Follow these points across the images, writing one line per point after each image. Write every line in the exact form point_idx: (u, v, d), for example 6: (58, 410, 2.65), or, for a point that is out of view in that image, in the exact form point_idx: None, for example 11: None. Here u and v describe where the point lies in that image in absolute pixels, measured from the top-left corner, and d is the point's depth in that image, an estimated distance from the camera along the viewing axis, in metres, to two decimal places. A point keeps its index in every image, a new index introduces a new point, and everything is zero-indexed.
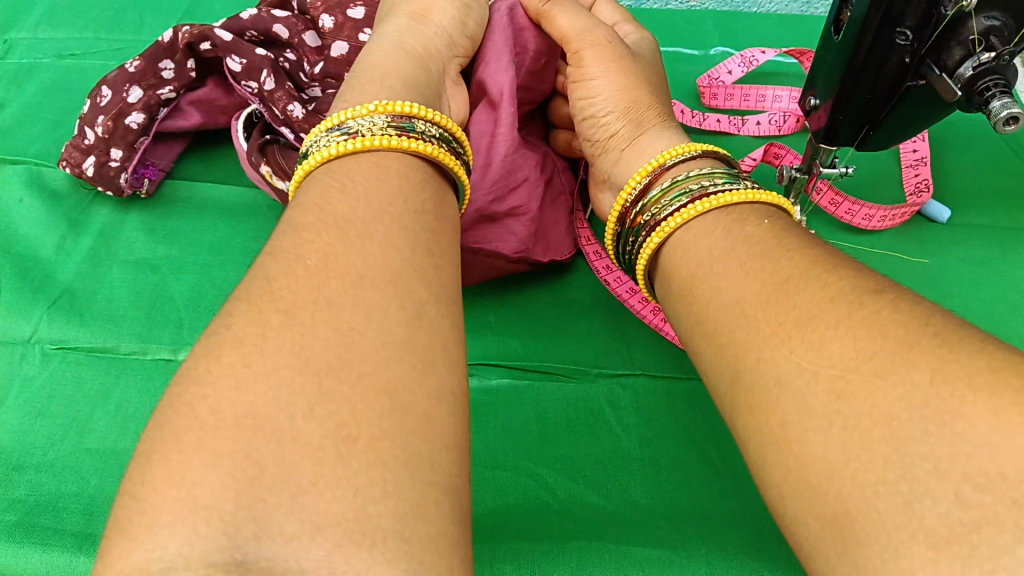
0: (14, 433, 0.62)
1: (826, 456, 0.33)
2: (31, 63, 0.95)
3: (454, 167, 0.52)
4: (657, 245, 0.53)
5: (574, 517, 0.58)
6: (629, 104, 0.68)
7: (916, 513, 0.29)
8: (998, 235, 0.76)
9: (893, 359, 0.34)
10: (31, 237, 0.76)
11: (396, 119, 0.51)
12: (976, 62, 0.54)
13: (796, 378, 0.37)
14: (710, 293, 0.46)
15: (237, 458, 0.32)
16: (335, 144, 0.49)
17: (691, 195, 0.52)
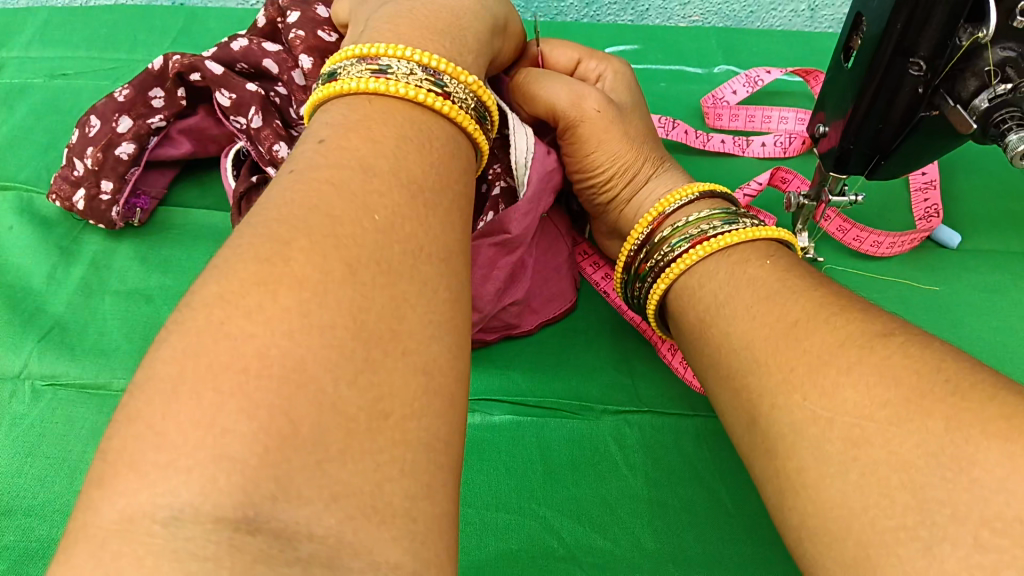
0: (4, 474, 0.62)
1: (844, 503, 0.33)
2: (22, 83, 0.95)
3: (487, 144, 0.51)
4: (662, 291, 0.54)
5: (580, 563, 0.58)
6: (627, 160, 0.70)
7: (936, 558, 0.29)
8: (1008, 260, 0.76)
9: (907, 408, 0.33)
10: (24, 267, 0.76)
11: (478, 104, 0.51)
12: (993, 93, 0.55)
13: (810, 426, 0.36)
14: (721, 334, 0.46)
15: (274, 412, 0.30)
16: (425, 90, 0.47)
17: (691, 239, 0.53)
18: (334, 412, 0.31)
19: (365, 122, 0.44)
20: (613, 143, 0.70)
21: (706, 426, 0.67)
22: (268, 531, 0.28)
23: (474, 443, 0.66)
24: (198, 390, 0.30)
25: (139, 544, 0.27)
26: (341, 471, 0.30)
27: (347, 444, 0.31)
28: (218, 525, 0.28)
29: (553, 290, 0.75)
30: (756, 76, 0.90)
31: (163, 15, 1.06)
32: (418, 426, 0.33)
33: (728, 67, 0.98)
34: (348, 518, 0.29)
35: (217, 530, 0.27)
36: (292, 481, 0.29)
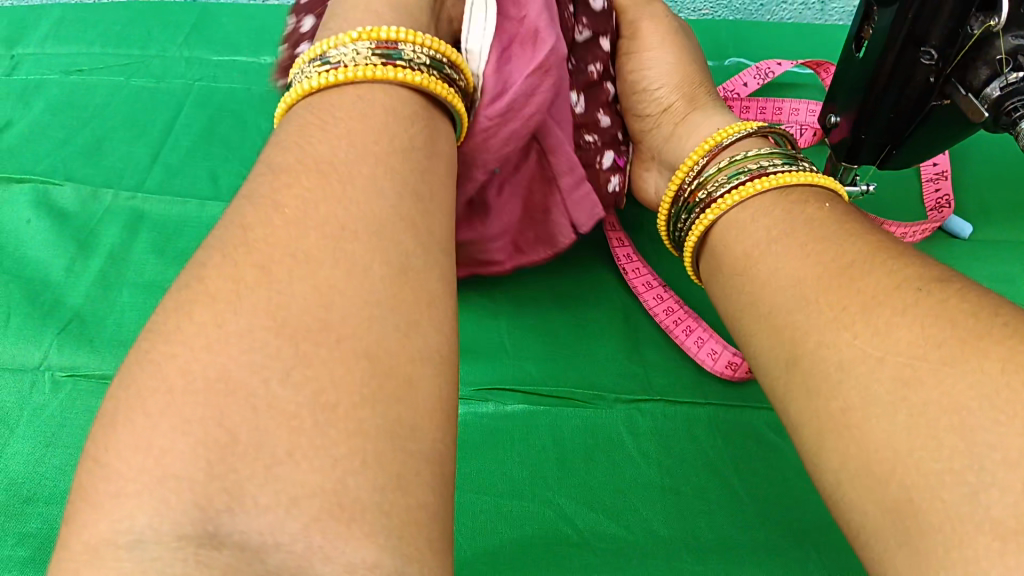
0: (26, 462, 0.63)
1: (891, 445, 0.33)
2: (38, 79, 0.95)
3: (448, 96, 0.48)
4: (711, 223, 0.53)
5: (593, 549, 0.58)
6: (682, 80, 0.72)
7: (983, 505, 0.29)
8: (1021, 250, 0.76)
9: (964, 348, 0.34)
10: (41, 258, 0.77)
11: (380, 46, 0.47)
12: (1004, 82, 0.55)
13: (859, 363, 0.37)
14: (766, 272, 0.46)
15: (208, 424, 0.30)
16: (370, 64, 0.46)
17: (750, 173, 0.52)
18: (272, 411, 0.31)
19: (311, 122, 0.44)
20: (674, 63, 0.73)
21: (720, 414, 0.68)
22: (231, 544, 0.28)
23: (491, 429, 0.66)
24: (157, 411, 0.31)
25: (108, 570, 0.27)
26: (294, 472, 0.30)
27: (293, 443, 0.31)
28: (183, 542, 0.28)
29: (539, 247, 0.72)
30: (767, 67, 0.91)
31: (177, 10, 1.06)
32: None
33: (740, 59, 0.98)
34: (313, 520, 0.30)
35: (182, 546, 0.27)
36: (244, 487, 0.30)
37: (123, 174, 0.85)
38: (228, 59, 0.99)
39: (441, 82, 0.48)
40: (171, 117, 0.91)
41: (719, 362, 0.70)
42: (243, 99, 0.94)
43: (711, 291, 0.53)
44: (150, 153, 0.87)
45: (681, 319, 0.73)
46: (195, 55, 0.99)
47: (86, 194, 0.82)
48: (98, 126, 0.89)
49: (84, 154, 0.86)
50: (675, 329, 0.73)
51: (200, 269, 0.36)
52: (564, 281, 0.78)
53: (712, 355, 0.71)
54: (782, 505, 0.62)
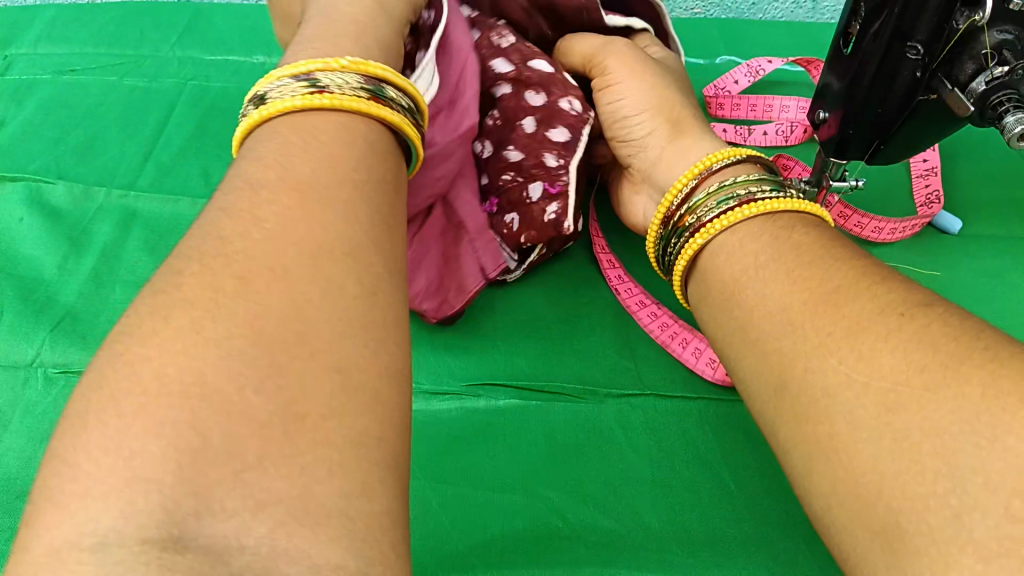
0: (19, 460, 0.63)
1: (876, 468, 0.34)
2: (32, 79, 0.95)
3: (414, 141, 0.50)
4: (700, 246, 0.53)
5: (585, 542, 0.59)
6: (656, 100, 0.69)
7: (966, 526, 0.30)
8: (1010, 246, 0.76)
9: (943, 375, 0.34)
10: (33, 257, 0.77)
11: (366, 82, 0.49)
12: (989, 76, 0.56)
13: (845, 390, 0.37)
14: (754, 299, 0.46)
15: (180, 428, 0.30)
16: (341, 95, 0.47)
17: (738, 199, 0.52)
18: (244, 421, 0.31)
19: (292, 142, 0.44)
20: (648, 86, 0.71)
21: (710, 407, 0.68)
22: (195, 548, 0.28)
23: (482, 423, 0.67)
24: (119, 415, 0.31)
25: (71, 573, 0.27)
26: (264, 480, 0.30)
27: (264, 449, 0.31)
28: (145, 546, 0.27)
29: (491, 245, 0.72)
30: (756, 65, 0.91)
31: (170, 10, 1.05)
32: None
33: (730, 57, 0.98)
34: (278, 523, 0.30)
35: (144, 552, 0.27)
36: (212, 494, 0.29)
37: (115, 173, 0.84)
38: (221, 59, 0.99)
39: (412, 126, 0.50)
40: (163, 116, 0.91)
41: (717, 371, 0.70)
42: (236, 98, 0.94)
43: (701, 320, 0.52)
44: (143, 152, 0.87)
45: (664, 321, 0.73)
46: (188, 55, 0.99)
47: (79, 192, 0.82)
48: (91, 125, 0.89)
49: (76, 153, 0.86)
50: (659, 332, 0.73)
51: (200, 277, 0.36)
52: (556, 278, 0.78)
53: (710, 364, 0.71)
54: (771, 498, 0.62)
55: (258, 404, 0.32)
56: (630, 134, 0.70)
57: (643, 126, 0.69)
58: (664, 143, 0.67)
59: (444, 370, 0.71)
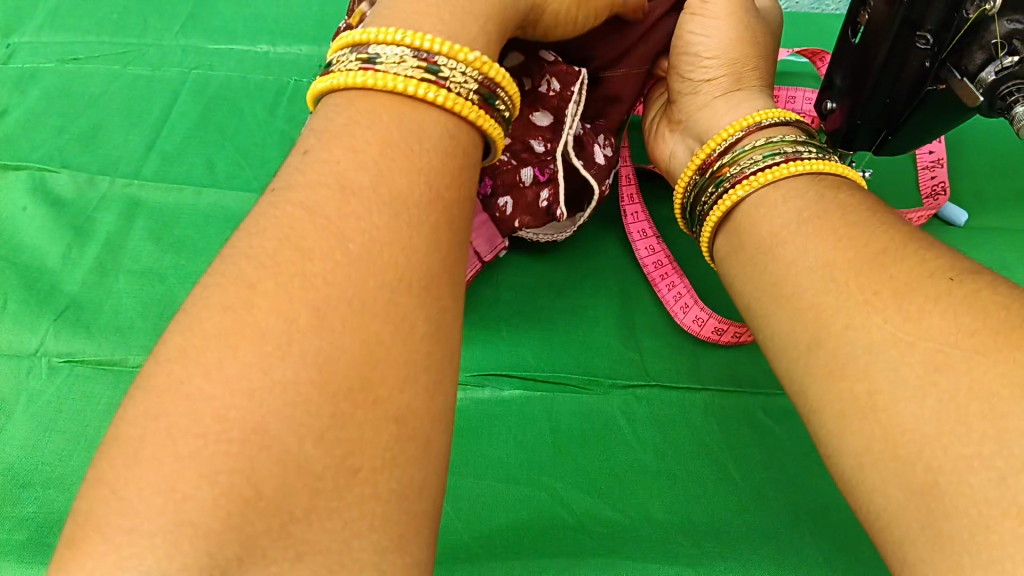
0: (22, 447, 0.62)
1: (920, 430, 0.34)
2: (33, 67, 0.94)
3: (487, 127, 0.46)
4: (738, 199, 0.54)
5: (590, 533, 0.59)
6: (735, 53, 0.66)
7: (1011, 488, 0.30)
8: (1014, 238, 0.77)
9: (994, 338, 0.34)
10: (37, 246, 0.76)
11: (427, 57, 0.44)
12: (1000, 67, 0.55)
13: (890, 347, 0.38)
14: (794, 252, 0.47)
15: (236, 478, 0.31)
16: (408, 78, 0.43)
17: (785, 156, 0.53)
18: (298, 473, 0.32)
19: (348, 126, 0.42)
20: (734, 34, 0.66)
21: (715, 399, 0.68)
22: None
23: (489, 414, 0.67)
24: (157, 455, 0.31)
25: None
26: (307, 532, 0.32)
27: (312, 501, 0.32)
28: None
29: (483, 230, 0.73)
30: None
31: None
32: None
33: None
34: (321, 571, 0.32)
35: None
36: (258, 543, 0.31)
37: (118, 162, 0.84)
38: (224, 47, 0.99)
39: (484, 112, 0.46)
40: (166, 105, 0.91)
41: (704, 328, 0.72)
42: (240, 86, 0.93)
43: (731, 266, 0.53)
44: (146, 140, 0.87)
45: (681, 295, 0.74)
46: (192, 44, 0.99)
47: (82, 181, 0.81)
48: (94, 114, 0.89)
49: (80, 142, 0.86)
50: (675, 308, 0.74)
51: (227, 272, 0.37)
52: (568, 265, 0.79)
53: (698, 321, 0.73)
54: (778, 490, 0.62)
55: (271, 401, 0.33)
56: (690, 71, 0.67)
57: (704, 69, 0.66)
58: (721, 99, 0.65)
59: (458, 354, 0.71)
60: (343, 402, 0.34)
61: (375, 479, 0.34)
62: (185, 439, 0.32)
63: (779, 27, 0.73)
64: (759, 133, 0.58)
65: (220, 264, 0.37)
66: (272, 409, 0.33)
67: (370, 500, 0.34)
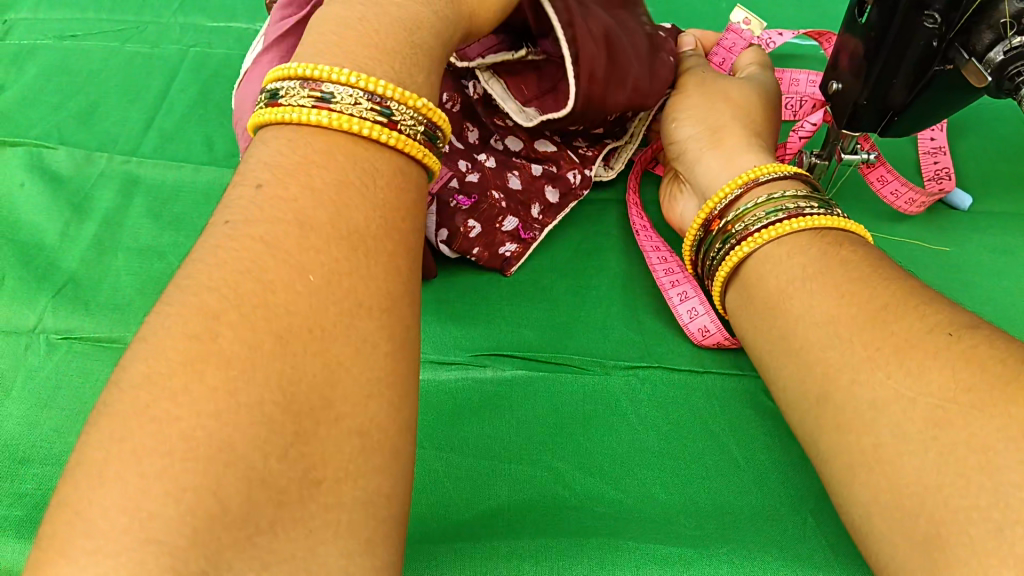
0: (20, 424, 0.62)
1: (919, 482, 0.37)
2: (32, 44, 0.93)
3: (411, 150, 0.45)
4: (744, 255, 0.56)
5: (591, 512, 0.58)
6: (720, 122, 0.74)
7: (1008, 539, 0.32)
8: (1022, 221, 0.77)
9: (993, 393, 0.36)
10: (35, 222, 0.76)
11: (321, 86, 0.44)
12: (1008, 46, 0.54)
13: (893, 404, 0.40)
14: (799, 309, 0.49)
15: (122, 485, 0.31)
16: (303, 107, 0.43)
17: (787, 212, 0.55)
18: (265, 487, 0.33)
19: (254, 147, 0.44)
20: (716, 111, 0.75)
21: (717, 383, 0.68)
22: None
23: (489, 392, 0.67)
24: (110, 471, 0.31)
25: None
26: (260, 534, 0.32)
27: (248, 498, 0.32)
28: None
29: (486, 236, 0.76)
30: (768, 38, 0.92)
31: None
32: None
33: None
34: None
35: None
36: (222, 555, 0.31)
37: (116, 140, 0.84)
38: (225, 27, 0.98)
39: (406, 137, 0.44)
40: (166, 83, 0.90)
41: (707, 338, 0.70)
42: (238, 65, 0.93)
43: (742, 327, 0.55)
44: (145, 118, 0.86)
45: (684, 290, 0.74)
46: (192, 22, 0.98)
47: (80, 157, 0.81)
48: (92, 91, 0.88)
49: (78, 118, 0.85)
50: (676, 303, 0.74)
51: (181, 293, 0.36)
52: (571, 253, 0.79)
53: (703, 330, 0.71)
54: (780, 472, 0.61)
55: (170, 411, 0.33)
56: (689, 143, 0.75)
57: (697, 140, 0.74)
58: (732, 140, 0.72)
59: (440, 340, 0.71)
60: (306, 420, 0.35)
61: (338, 489, 0.35)
62: (119, 463, 0.31)
63: (775, 93, 0.80)
64: (759, 191, 0.61)
65: (172, 294, 0.37)
66: (232, 425, 0.33)
67: (334, 509, 0.35)
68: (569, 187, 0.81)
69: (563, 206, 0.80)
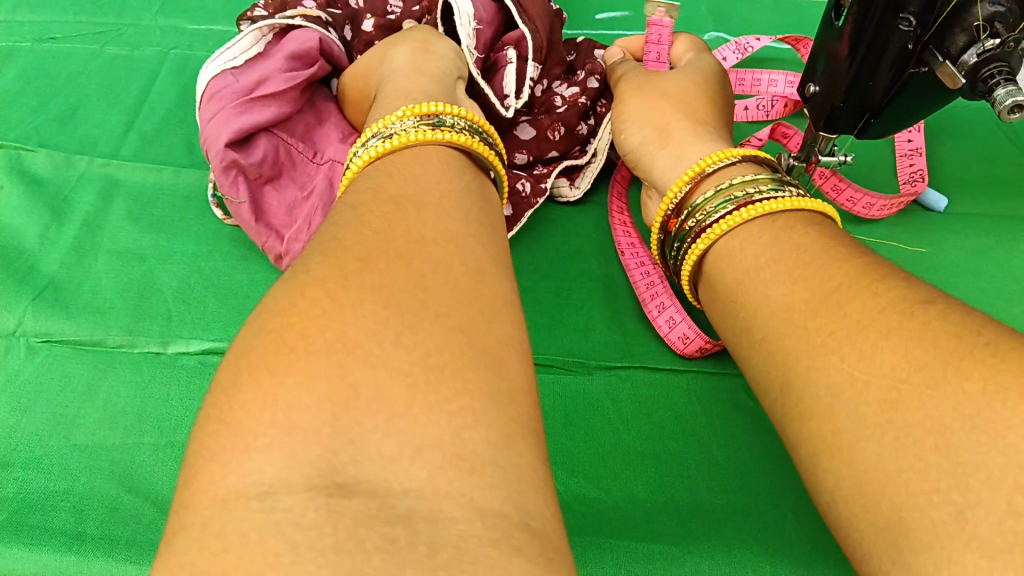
0: (2, 428, 0.62)
1: (880, 466, 0.35)
2: (11, 46, 0.93)
3: (480, 150, 0.55)
4: (702, 251, 0.57)
5: (575, 511, 0.59)
6: (660, 121, 0.73)
7: (970, 522, 0.30)
8: (998, 222, 0.78)
9: (946, 370, 0.35)
10: (15, 226, 0.75)
11: (385, 130, 0.55)
12: (981, 49, 0.55)
13: (848, 388, 0.38)
14: (756, 298, 0.49)
15: None
16: (368, 150, 0.53)
17: (736, 202, 0.55)
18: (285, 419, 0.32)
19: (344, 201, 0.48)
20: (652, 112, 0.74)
21: (698, 381, 0.68)
22: (361, 492, 0.30)
23: None
24: None
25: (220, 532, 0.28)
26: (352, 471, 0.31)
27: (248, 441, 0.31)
28: (314, 494, 0.29)
29: None
30: (745, 41, 0.91)
31: None
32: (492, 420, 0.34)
33: (718, 33, 0.99)
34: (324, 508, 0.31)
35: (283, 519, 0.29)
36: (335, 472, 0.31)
37: (97, 143, 0.83)
38: (205, 30, 0.98)
39: (479, 142, 0.55)
40: (146, 86, 0.90)
41: (689, 345, 0.69)
42: None
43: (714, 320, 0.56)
44: (125, 121, 0.86)
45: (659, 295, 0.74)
46: (171, 24, 0.98)
47: (60, 160, 0.81)
48: (73, 94, 0.88)
49: (58, 121, 0.85)
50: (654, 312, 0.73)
51: None
52: (553, 254, 0.79)
53: (684, 339, 0.70)
54: (761, 470, 0.62)
55: None
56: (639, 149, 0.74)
57: (644, 146, 0.73)
58: (681, 135, 0.71)
59: None
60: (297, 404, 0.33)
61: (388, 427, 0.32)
62: None
63: (721, 82, 0.79)
64: (708, 180, 0.61)
65: None
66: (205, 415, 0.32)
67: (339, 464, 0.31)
68: (526, 200, 0.79)
69: (521, 217, 0.79)
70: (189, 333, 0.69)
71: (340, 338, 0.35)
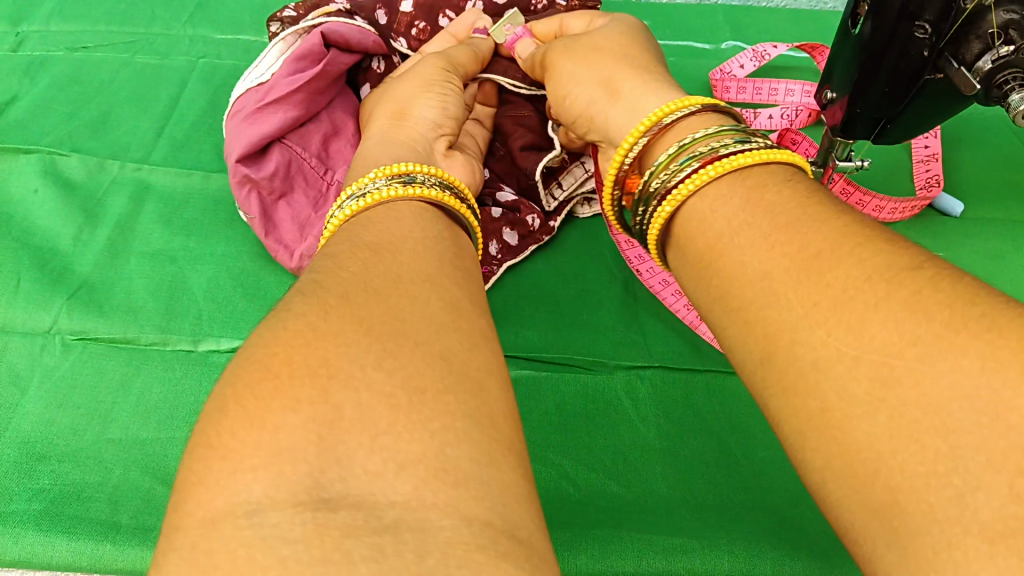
0: (39, 421, 0.64)
1: (881, 469, 0.32)
2: (44, 55, 0.96)
3: (459, 210, 0.54)
4: (668, 214, 0.53)
5: (597, 507, 0.60)
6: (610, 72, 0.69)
7: (974, 528, 0.28)
8: (1013, 227, 0.79)
9: (940, 356, 0.32)
10: (49, 228, 0.78)
11: (357, 190, 0.53)
12: (995, 55, 0.57)
13: (832, 377, 0.35)
14: (735, 267, 0.46)
15: None
16: (343, 210, 0.51)
17: (702, 158, 0.52)
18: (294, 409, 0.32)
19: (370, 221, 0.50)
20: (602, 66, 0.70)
21: (718, 380, 0.70)
22: (347, 505, 0.29)
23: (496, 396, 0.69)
24: None
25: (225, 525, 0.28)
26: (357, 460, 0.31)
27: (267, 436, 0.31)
28: (300, 508, 0.28)
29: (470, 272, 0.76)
30: (762, 49, 0.92)
31: None
32: (489, 412, 0.35)
33: (735, 42, 1.01)
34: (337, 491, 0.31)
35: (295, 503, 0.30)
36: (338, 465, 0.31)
37: (127, 149, 0.86)
38: (231, 39, 1.00)
39: (452, 198, 0.54)
40: (175, 93, 0.92)
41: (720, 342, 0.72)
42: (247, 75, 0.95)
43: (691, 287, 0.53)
44: (155, 128, 0.88)
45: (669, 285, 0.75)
46: (200, 34, 1.01)
47: (93, 165, 0.83)
48: (103, 101, 0.90)
49: (89, 128, 0.87)
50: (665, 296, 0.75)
51: None
52: (570, 258, 0.80)
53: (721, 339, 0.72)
54: (778, 467, 0.63)
55: None
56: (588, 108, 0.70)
57: (598, 99, 0.69)
58: (633, 84, 0.67)
59: None
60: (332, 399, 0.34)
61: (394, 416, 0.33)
62: None
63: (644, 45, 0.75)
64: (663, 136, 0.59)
65: None
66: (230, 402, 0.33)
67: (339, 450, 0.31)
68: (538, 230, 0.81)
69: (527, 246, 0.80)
70: (220, 332, 0.71)
71: (325, 363, 0.34)
